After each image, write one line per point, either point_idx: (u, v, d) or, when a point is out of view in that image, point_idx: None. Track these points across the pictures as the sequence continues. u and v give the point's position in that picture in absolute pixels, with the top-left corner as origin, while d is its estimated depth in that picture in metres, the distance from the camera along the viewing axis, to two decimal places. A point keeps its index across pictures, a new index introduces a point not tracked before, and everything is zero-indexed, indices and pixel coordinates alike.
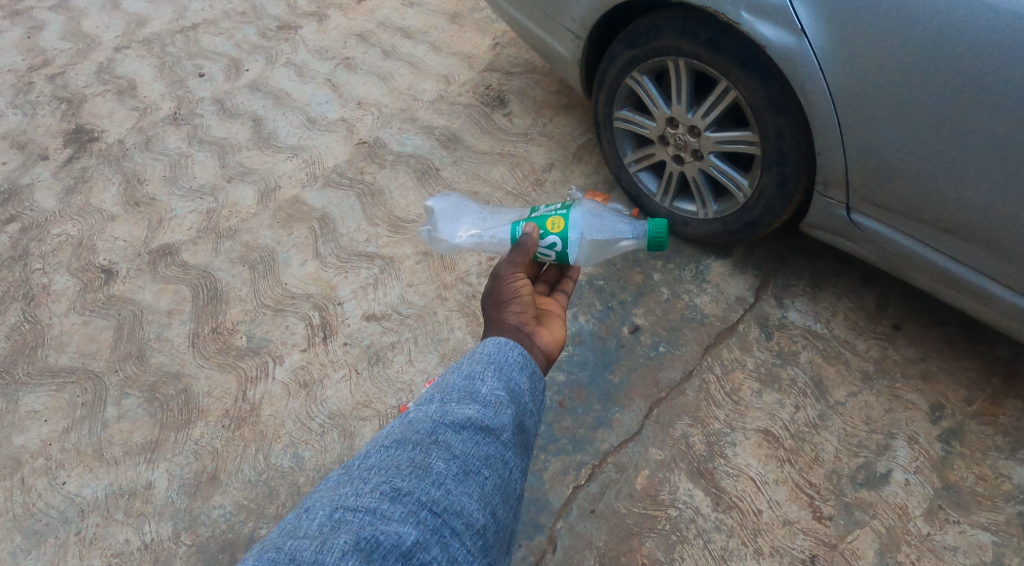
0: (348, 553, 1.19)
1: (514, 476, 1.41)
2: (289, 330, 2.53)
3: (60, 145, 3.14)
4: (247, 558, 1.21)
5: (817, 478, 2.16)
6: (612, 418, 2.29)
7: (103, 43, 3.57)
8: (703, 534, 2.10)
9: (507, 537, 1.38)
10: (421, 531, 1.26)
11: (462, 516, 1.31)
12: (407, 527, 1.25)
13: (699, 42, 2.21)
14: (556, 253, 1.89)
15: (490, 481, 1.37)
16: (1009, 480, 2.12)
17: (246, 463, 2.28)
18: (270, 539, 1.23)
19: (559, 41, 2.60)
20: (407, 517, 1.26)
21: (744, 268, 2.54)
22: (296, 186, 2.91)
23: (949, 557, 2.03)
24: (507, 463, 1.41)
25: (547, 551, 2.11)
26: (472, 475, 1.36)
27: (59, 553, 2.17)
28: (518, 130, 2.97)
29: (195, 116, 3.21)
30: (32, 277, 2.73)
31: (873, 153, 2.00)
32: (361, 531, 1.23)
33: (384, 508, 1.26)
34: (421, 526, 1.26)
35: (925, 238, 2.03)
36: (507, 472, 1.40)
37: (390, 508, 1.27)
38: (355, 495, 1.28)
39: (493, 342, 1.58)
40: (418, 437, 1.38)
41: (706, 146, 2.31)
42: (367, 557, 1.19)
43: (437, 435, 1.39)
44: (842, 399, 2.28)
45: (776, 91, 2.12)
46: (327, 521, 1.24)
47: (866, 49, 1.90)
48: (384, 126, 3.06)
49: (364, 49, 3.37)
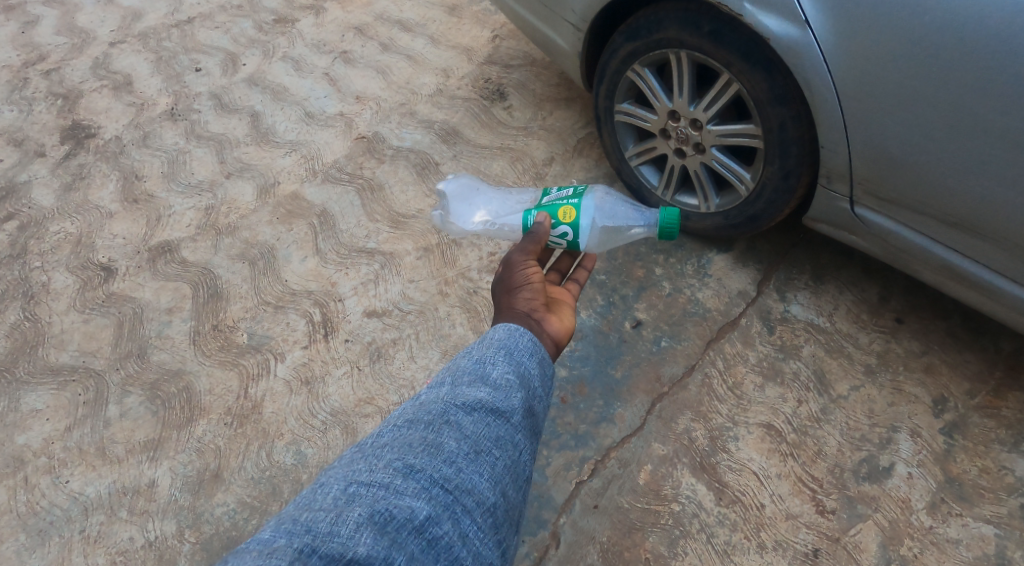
0: (363, 525, 1.20)
1: (524, 457, 1.40)
2: (290, 327, 2.52)
3: (56, 141, 3.12)
4: (264, 528, 1.21)
5: (820, 472, 2.16)
6: (614, 413, 2.29)
7: (98, 38, 3.54)
8: (706, 529, 2.10)
9: (517, 516, 1.38)
10: (432, 506, 1.26)
11: (473, 493, 1.31)
12: (419, 502, 1.26)
13: (701, 35, 2.19)
14: (567, 242, 1.92)
15: (501, 461, 1.36)
16: (1011, 473, 2.12)
17: (249, 461, 2.28)
18: (287, 512, 1.23)
19: (559, 34, 2.58)
20: (420, 492, 1.27)
21: (746, 262, 2.53)
22: (295, 181, 2.89)
23: (951, 550, 2.03)
24: (517, 445, 1.40)
25: (550, 546, 2.11)
26: (483, 455, 1.35)
27: (63, 552, 2.17)
28: (518, 124, 2.95)
29: (193, 111, 3.18)
30: (31, 275, 2.72)
31: (877, 146, 1.99)
32: (375, 504, 1.23)
33: (397, 484, 1.27)
34: (433, 502, 1.27)
35: (929, 231, 2.02)
36: (517, 453, 1.39)
37: (403, 483, 1.27)
38: (369, 470, 1.28)
39: (504, 328, 1.56)
40: (430, 417, 1.38)
41: (707, 139, 2.29)
42: (381, 529, 1.20)
43: (449, 415, 1.38)
44: (845, 393, 2.27)
45: (779, 84, 2.10)
46: (341, 495, 1.24)
47: (871, 42, 1.88)
48: (383, 120, 3.04)
49: (362, 43, 3.35)
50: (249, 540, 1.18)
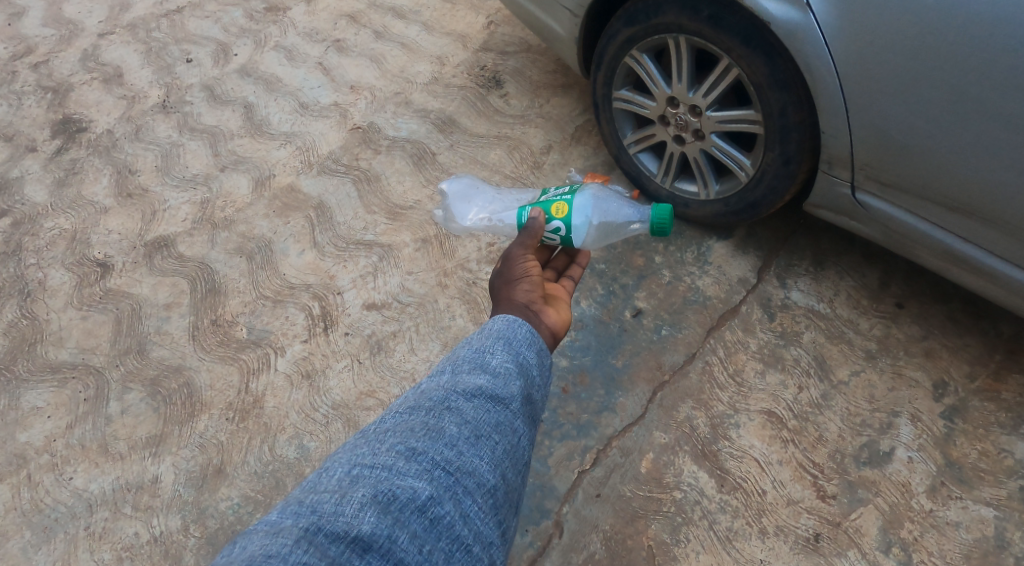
0: (367, 505, 1.20)
1: (523, 443, 1.40)
2: (290, 321, 2.51)
3: (47, 135, 3.09)
4: (270, 512, 1.21)
5: (822, 458, 2.17)
6: (615, 402, 2.30)
7: (87, 29, 3.49)
8: (708, 515, 2.11)
9: (516, 499, 1.38)
10: (434, 487, 1.26)
11: (474, 475, 1.30)
12: (421, 483, 1.25)
13: (700, 19, 2.16)
14: (560, 238, 1.91)
15: (501, 445, 1.36)
16: (1011, 455, 2.13)
17: (252, 455, 2.28)
18: (293, 495, 1.23)
19: (555, 20, 2.55)
20: (422, 474, 1.27)
21: (746, 249, 2.53)
22: (291, 173, 2.87)
23: (951, 533, 2.05)
24: (516, 430, 1.40)
25: (553, 535, 2.12)
26: (484, 439, 1.35)
27: (69, 550, 2.18)
28: (515, 112, 2.92)
29: (185, 103, 3.15)
30: (27, 272, 2.71)
31: (878, 129, 1.97)
32: (379, 485, 1.23)
33: (400, 465, 1.27)
34: (434, 482, 1.26)
35: (930, 216, 2.01)
36: (516, 438, 1.39)
37: (406, 465, 1.27)
38: (372, 453, 1.28)
39: (503, 320, 1.55)
40: (431, 403, 1.38)
41: (706, 125, 2.27)
42: (385, 509, 1.20)
43: (450, 402, 1.38)
44: (845, 378, 2.28)
45: (780, 69, 2.08)
46: (345, 477, 1.24)
47: (875, 23, 1.85)
48: (378, 110, 3.01)
49: (355, 30, 3.30)
50: (256, 521, 1.18)
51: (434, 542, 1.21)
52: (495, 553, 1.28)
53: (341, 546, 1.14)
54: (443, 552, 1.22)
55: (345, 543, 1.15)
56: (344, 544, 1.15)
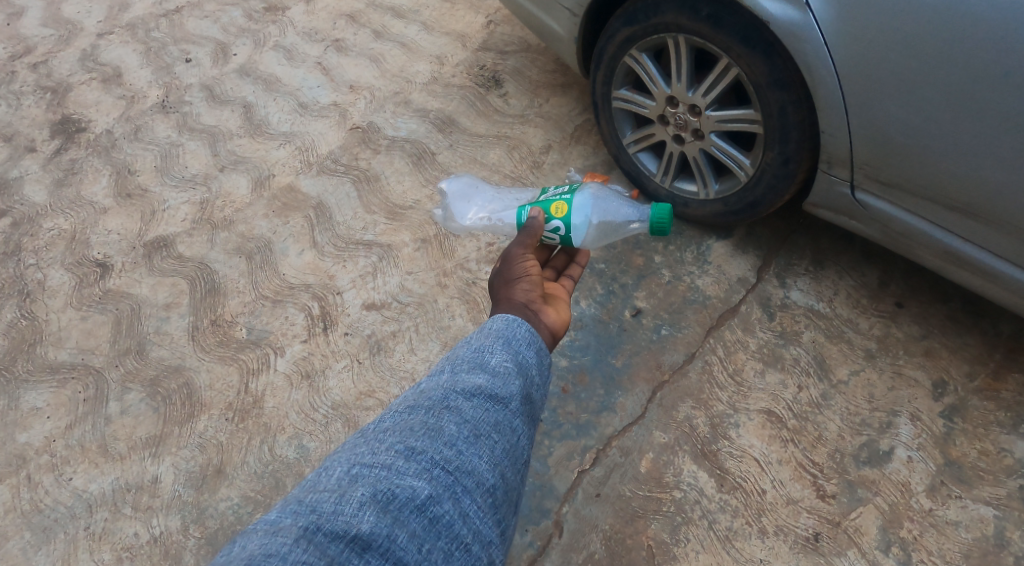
0: (366, 504, 1.20)
1: (522, 442, 1.40)
2: (289, 321, 2.51)
3: (46, 136, 3.09)
4: (270, 511, 1.21)
5: (821, 457, 2.17)
6: (615, 401, 2.30)
7: (86, 29, 3.49)
8: (708, 515, 2.11)
9: (516, 498, 1.38)
10: (434, 487, 1.26)
11: (473, 474, 1.30)
12: (420, 482, 1.25)
13: (699, 19, 2.16)
14: (560, 237, 1.92)
15: (500, 444, 1.36)
16: (1011, 455, 2.13)
17: (252, 455, 2.28)
18: (293, 494, 1.23)
19: (554, 19, 2.55)
20: (421, 473, 1.27)
21: (746, 249, 2.53)
22: (290, 173, 2.86)
23: (950, 532, 2.05)
24: (516, 430, 1.40)
25: (553, 535, 2.12)
26: (483, 438, 1.35)
27: (69, 550, 2.18)
28: (514, 111, 2.92)
29: (184, 103, 3.15)
30: (27, 272, 2.70)
31: (878, 129, 1.97)
32: (378, 484, 1.23)
33: (399, 465, 1.27)
34: (434, 482, 1.26)
35: (930, 215, 2.01)
36: (516, 438, 1.39)
37: (405, 464, 1.27)
38: (372, 453, 1.28)
39: (502, 319, 1.55)
40: (431, 403, 1.38)
41: (706, 125, 2.27)
42: (384, 508, 1.20)
43: (449, 401, 1.38)
44: (845, 377, 2.28)
45: (780, 68, 2.08)
46: (345, 476, 1.24)
47: (875, 23, 1.85)
48: (377, 110, 3.01)
49: (354, 30, 3.30)
50: (255, 521, 1.18)
51: (433, 541, 1.21)
52: (495, 552, 1.28)
53: (341, 545, 1.14)
54: (442, 551, 1.22)
55: (345, 542, 1.15)
56: (343, 543, 1.15)
